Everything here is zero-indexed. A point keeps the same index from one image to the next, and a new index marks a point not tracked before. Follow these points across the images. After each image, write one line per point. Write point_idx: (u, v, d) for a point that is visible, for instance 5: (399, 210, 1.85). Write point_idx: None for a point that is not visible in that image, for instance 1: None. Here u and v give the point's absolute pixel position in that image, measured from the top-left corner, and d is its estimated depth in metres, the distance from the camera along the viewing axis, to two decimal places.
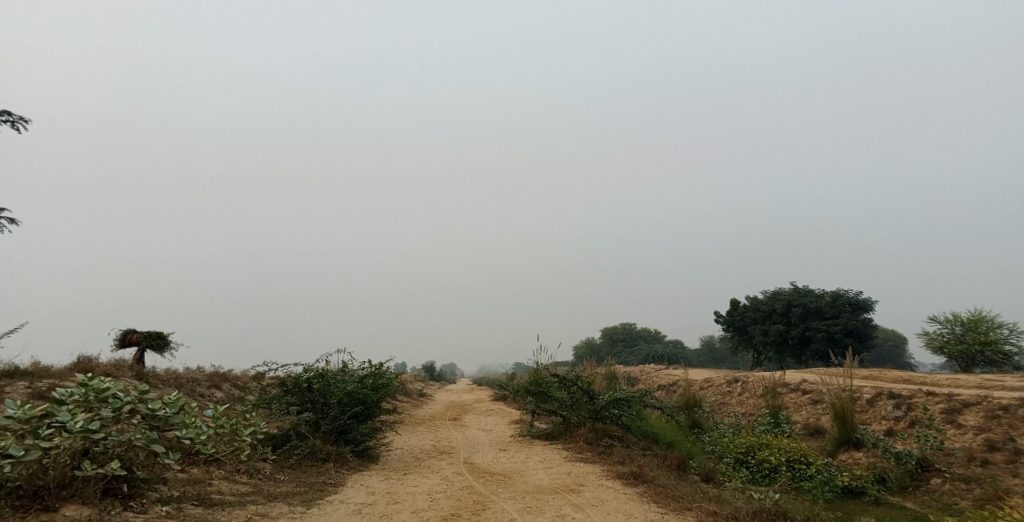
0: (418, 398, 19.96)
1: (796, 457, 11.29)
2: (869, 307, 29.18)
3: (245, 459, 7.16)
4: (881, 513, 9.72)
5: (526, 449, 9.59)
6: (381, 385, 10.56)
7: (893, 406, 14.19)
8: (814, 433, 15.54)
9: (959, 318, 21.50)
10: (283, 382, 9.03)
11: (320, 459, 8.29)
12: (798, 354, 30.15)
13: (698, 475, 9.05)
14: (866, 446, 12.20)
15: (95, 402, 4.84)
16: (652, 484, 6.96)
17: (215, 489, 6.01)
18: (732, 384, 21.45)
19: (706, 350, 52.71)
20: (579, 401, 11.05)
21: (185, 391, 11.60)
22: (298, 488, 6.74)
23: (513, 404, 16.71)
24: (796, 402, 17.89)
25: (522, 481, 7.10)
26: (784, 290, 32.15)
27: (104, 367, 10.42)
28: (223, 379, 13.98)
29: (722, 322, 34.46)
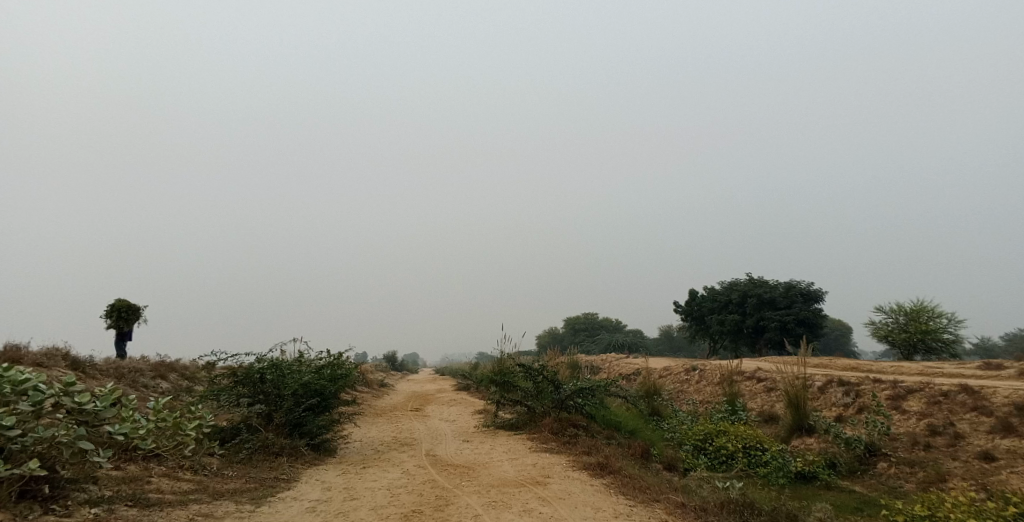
0: (378, 388, 19.51)
1: (753, 443, 11.42)
2: (820, 297, 30.02)
3: (190, 455, 6.71)
4: (832, 497, 9.89)
5: (489, 440, 9.36)
6: (338, 375, 10.14)
7: (842, 393, 14.53)
8: (768, 420, 15.83)
9: (903, 308, 22.23)
10: (234, 372, 8.53)
11: (272, 453, 7.85)
12: (752, 343, 30.83)
13: (660, 464, 9.01)
14: (818, 432, 12.43)
15: (13, 395, 4.35)
16: (618, 475, 6.81)
17: (153, 488, 5.54)
18: (690, 372, 21.72)
19: (664, 338, 53.61)
20: (543, 390, 10.86)
21: (127, 383, 10.95)
22: (247, 485, 6.33)
23: (475, 393, 16.48)
24: (752, 390, 18.19)
25: (486, 474, 6.85)
26: (740, 280, 32.78)
27: (35, 358, 9.69)
28: (170, 370, 13.28)
29: (680, 311, 34.99)
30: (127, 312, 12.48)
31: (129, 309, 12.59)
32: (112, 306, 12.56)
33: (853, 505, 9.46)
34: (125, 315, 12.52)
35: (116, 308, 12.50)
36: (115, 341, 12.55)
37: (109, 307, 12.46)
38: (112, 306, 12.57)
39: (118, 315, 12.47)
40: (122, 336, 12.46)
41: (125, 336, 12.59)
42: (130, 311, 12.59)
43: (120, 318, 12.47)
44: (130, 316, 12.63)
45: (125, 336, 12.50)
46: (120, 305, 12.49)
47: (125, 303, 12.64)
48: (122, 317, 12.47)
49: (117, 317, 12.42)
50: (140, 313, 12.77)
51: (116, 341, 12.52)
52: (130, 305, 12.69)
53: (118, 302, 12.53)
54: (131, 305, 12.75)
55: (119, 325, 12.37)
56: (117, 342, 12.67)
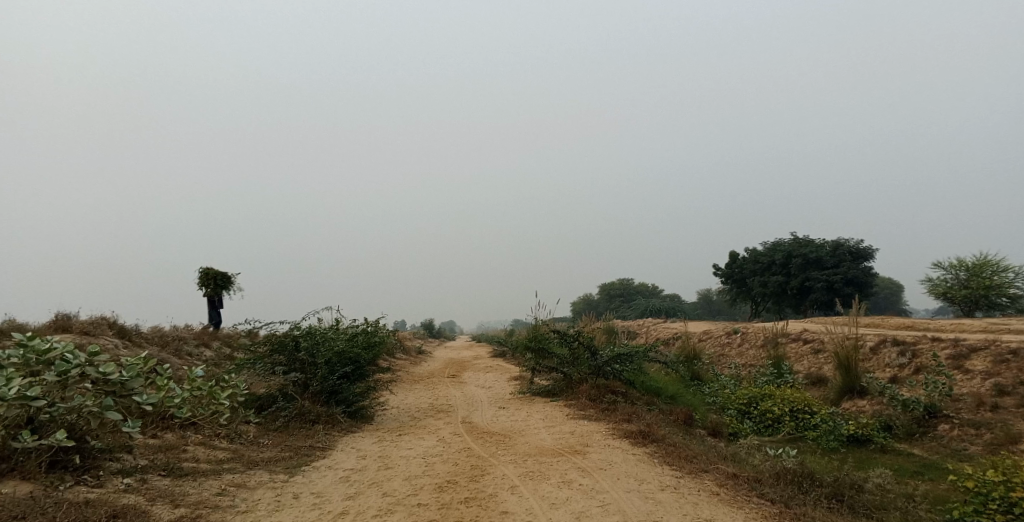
0: (416, 355, 19.61)
1: (801, 406, 10.99)
2: (870, 256, 28.74)
3: (225, 424, 6.69)
4: (889, 462, 9.39)
5: (526, 406, 9.17)
6: (372, 343, 10.09)
7: (897, 353, 13.83)
8: (816, 383, 15.25)
9: (964, 264, 21.04)
10: (269, 341, 8.53)
11: (309, 420, 7.81)
12: (797, 304, 29.84)
13: (704, 430, 8.70)
14: (872, 394, 11.84)
15: (38, 365, 4.31)
16: (662, 444, 6.49)
17: (188, 457, 5.49)
18: (732, 335, 21.12)
19: (703, 302, 52.64)
20: (579, 356, 10.58)
21: (171, 352, 11.13)
22: (282, 454, 6.27)
23: (512, 360, 16.36)
24: (797, 353, 17.57)
25: (523, 442, 6.64)
26: (785, 240, 31.60)
27: (82, 326, 9.90)
28: (212, 338, 13.52)
29: (721, 274, 34.06)
30: (220, 279, 12.68)
31: (221, 277, 12.81)
32: (204, 274, 12.72)
33: (912, 469, 8.97)
34: (219, 283, 12.72)
35: (208, 275, 12.67)
36: (208, 308, 12.79)
37: (202, 276, 12.61)
38: (205, 273, 12.73)
39: (210, 283, 12.67)
40: (214, 303, 12.66)
41: (217, 303, 12.81)
42: (223, 280, 12.80)
43: (213, 286, 12.69)
44: (221, 285, 12.86)
45: (217, 303, 12.72)
46: (215, 274, 12.71)
47: (217, 272, 12.84)
48: (216, 287, 12.68)
49: (211, 286, 12.63)
50: (231, 281, 12.98)
51: (209, 308, 12.73)
52: (222, 274, 12.89)
53: (212, 271, 12.70)
54: (222, 273, 12.94)
55: (214, 294, 12.59)
56: (210, 309, 12.94)
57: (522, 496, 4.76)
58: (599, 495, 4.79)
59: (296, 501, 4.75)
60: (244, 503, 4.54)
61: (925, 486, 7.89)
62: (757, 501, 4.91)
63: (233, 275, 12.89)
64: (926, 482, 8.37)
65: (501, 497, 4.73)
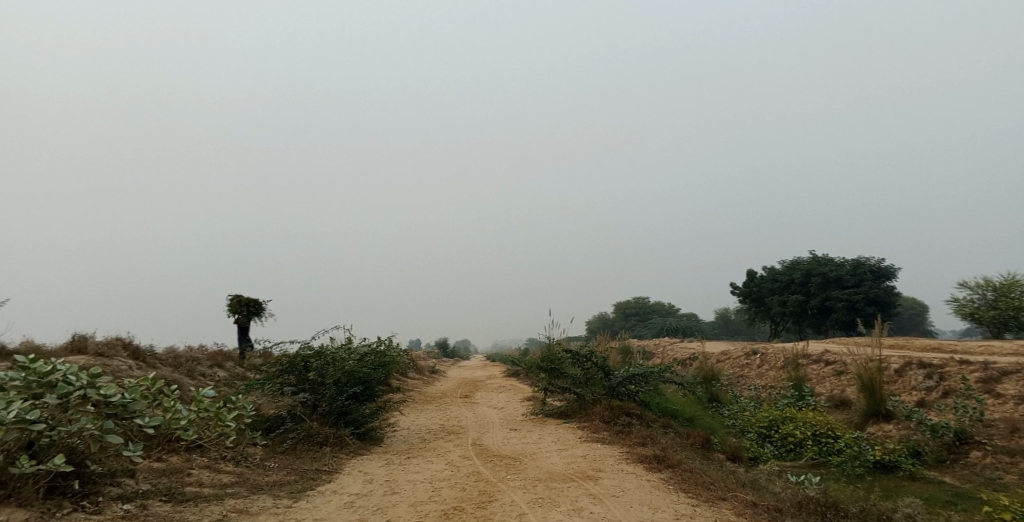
0: (429, 376, 19.47)
1: (823, 430, 10.66)
2: (892, 275, 28.17)
3: (232, 446, 6.60)
4: (918, 490, 9.00)
5: (538, 429, 8.97)
6: (382, 363, 9.98)
7: (923, 376, 13.40)
8: (839, 405, 14.82)
9: (992, 283, 20.49)
10: (279, 361, 8.48)
11: (317, 442, 7.69)
12: (817, 324, 29.26)
13: (723, 455, 8.44)
14: (898, 418, 11.45)
15: (40, 388, 4.25)
16: (677, 469, 6.26)
17: (191, 481, 5.39)
18: (750, 356, 20.72)
19: (721, 322, 51.93)
20: (593, 377, 10.37)
21: (183, 372, 11.12)
22: (287, 477, 6.15)
23: (525, 380, 16.15)
24: (818, 374, 17.14)
25: (533, 466, 6.46)
26: (803, 259, 31.13)
27: (96, 346, 9.94)
28: (225, 358, 13.52)
29: (738, 293, 33.59)
30: (252, 306, 12.68)
31: (254, 304, 12.82)
32: (236, 299, 12.72)
33: (943, 498, 8.58)
34: (251, 309, 12.72)
35: (240, 301, 12.66)
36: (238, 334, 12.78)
37: (234, 301, 12.58)
38: (237, 299, 12.75)
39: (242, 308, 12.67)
40: (244, 330, 12.66)
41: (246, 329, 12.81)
42: (255, 307, 12.81)
43: (244, 312, 12.70)
44: (252, 312, 12.85)
45: (247, 329, 12.72)
46: (247, 300, 12.72)
47: (250, 298, 12.86)
48: (248, 314, 12.70)
49: (243, 311, 12.63)
50: (263, 308, 13.00)
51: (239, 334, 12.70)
52: (254, 301, 12.91)
53: (244, 297, 12.69)
54: (253, 300, 12.94)
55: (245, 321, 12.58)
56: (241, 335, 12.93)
57: None
58: None
59: None
60: None
61: (957, 516, 7.53)
62: None
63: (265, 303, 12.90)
64: (958, 511, 8.00)
65: None
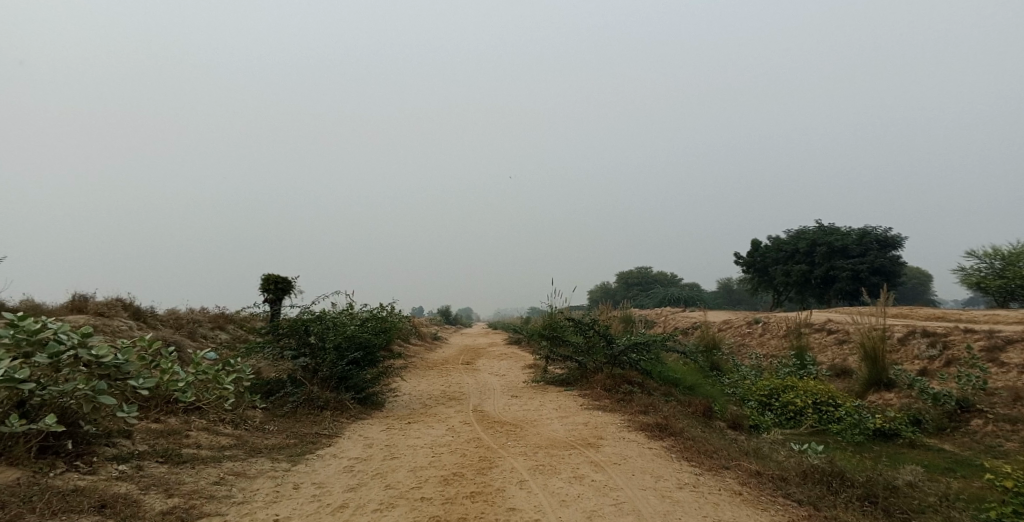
0: (432, 341, 19.50)
1: (824, 398, 10.64)
2: (898, 245, 27.93)
3: (231, 409, 6.55)
4: (917, 457, 8.98)
5: (539, 395, 8.93)
6: (384, 329, 9.90)
7: (927, 345, 13.32)
8: (840, 374, 14.80)
9: (1000, 253, 20.24)
10: (279, 325, 8.41)
11: (317, 407, 7.66)
12: (821, 294, 29.16)
13: (724, 422, 8.41)
14: (899, 387, 11.39)
15: (29, 347, 4.13)
16: (680, 438, 6.20)
17: (189, 443, 5.35)
18: (752, 325, 20.68)
19: (724, 291, 51.93)
20: (595, 345, 10.31)
21: (185, 334, 11.10)
22: (287, 440, 6.11)
23: (527, 347, 16.14)
24: (821, 343, 17.09)
25: (534, 433, 6.41)
26: (809, 228, 30.86)
27: (96, 306, 9.87)
28: (228, 321, 13.49)
29: (742, 263, 33.42)
30: (281, 284, 12.58)
31: (283, 282, 12.73)
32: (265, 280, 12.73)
33: (942, 465, 8.56)
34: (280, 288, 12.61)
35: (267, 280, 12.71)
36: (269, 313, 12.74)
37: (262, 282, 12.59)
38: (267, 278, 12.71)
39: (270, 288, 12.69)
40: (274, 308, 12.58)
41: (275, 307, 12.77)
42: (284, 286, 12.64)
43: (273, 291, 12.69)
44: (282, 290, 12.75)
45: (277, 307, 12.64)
46: (275, 279, 12.64)
47: (279, 277, 12.77)
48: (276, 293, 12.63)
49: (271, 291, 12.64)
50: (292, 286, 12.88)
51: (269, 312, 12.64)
52: (283, 279, 12.80)
53: (272, 276, 12.59)
54: (283, 279, 12.85)
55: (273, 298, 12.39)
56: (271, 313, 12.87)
57: (531, 491, 4.53)
58: (612, 492, 4.54)
59: (296, 491, 4.57)
60: (242, 494, 4.37)
61: (957, 483, 7.51)
62: (783, 501, 4.62)
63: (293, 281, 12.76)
64: (958, 478, 7.97)
65: (509, 492, 4.51)
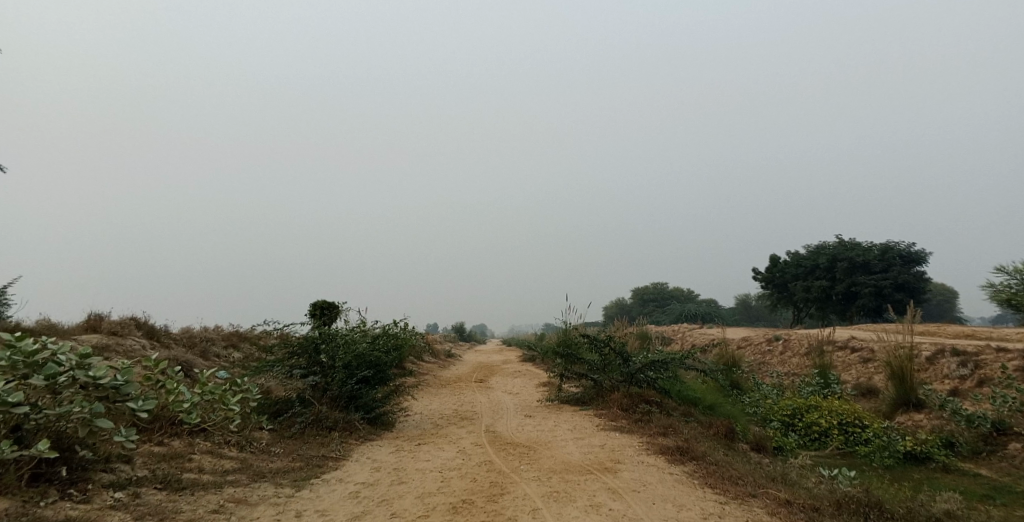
0: (446, 359, 19.29)
1: (850, 419, 10.23)
2: (922, 260, 27.27)
3: (237, 430, 6.38)
4: (951, 483, 8.52)
5: (553, 415, 8.66)
6: (395, 346, 9.72)
7: (957, 364, 12.81)
8: (866, 394, 14.30)
9: None
10: (289, 343, 8.28)
11: (326, 427, 7.47)
12: (842, 311, 28.49)
13: (747, 445, 8.07)
14: (930, 407, 10.92)
15: (25, 368, 3.98)
16: (702, 462, 5.90)
17: (191, 467, 5.17)
18: (772, 342, 20.19)
19: (742, 307, 51.13)
20: (611, 363, 10.02)
21: (198, 352, 11.01)
22: (293, 464, 5.92)
23: (542, 365, 15.86)
24: (844, 361, 16.58)
25: (549, 456, 6.14)
26: (828, 244, 30.30)
27: (109, 325, 9.83)
28: (241, 339, 13.40)
29: (760, 279, 32.85)
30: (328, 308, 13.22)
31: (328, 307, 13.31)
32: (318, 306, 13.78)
33: (979, 491, 8.11)
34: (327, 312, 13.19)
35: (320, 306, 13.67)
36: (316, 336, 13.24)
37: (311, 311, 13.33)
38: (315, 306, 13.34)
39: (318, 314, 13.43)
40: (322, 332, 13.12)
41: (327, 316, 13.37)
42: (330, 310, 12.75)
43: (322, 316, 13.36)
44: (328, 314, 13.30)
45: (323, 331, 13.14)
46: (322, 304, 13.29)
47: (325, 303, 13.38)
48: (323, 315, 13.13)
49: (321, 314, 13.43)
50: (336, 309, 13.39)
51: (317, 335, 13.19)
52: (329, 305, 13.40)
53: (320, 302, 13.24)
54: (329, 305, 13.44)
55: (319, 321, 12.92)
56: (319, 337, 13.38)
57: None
58: None
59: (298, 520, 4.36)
60: None
61: (997, 512, 7.07)
62: None
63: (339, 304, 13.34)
64: (998, 507, 7.52)
65: None
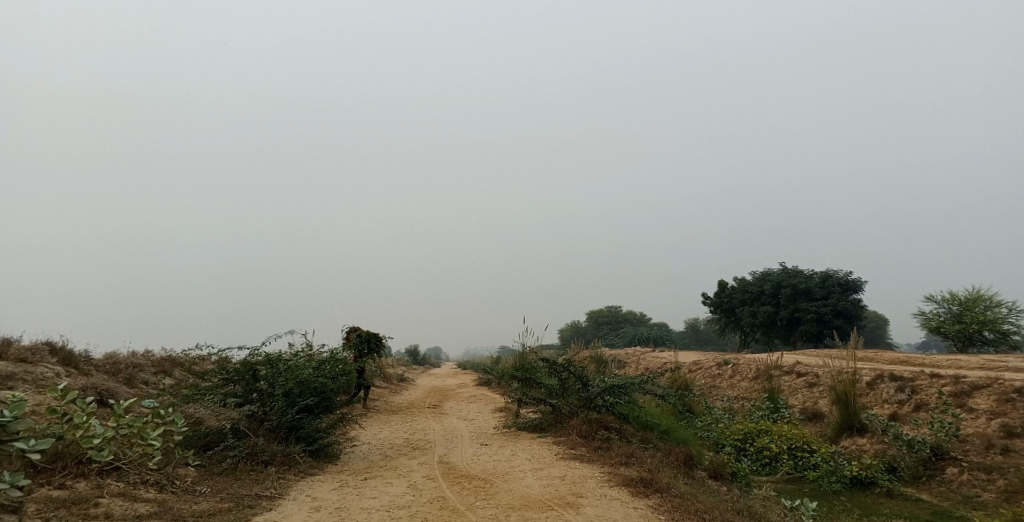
0: (397, 384, 18.57)
1: (800, 443, 10.23)
2: (859, 288, 28.33)
3: (156, 469, 5.72)
4: (897, 508, 8.54)
5: (510, 443, 8.23)
6: (342, 371, 9.11)
7: (895, 389, 13.07)
8: (812, 418, 14.46)
9: (956, 298, 20.53)
10: (224, 369, 7.61)
11: (261, 462, 6.83)
12: (786, 336, 29.20)
13: (704, 472, 7.87)
14: (872, 431, 11.00)
15: None
16: (666, 495, 5.61)
17: (96, 513, 4.53)
18: (722, 366, 20.31)
19: (690, 331, 51.97)
20: (569, 387, 9.69)
21: (122, 380, 10.07)
22: (221, 505, 5.30)
23: (496, 389, 15.41)
24: (791, 385, 16.79)
25: (505, 491, 5.73)
26: (773, 270, 31.17)
27: (20, 350, 8.86)
28: (174, 365, 12.43)
29: (709, 303, 33.41)
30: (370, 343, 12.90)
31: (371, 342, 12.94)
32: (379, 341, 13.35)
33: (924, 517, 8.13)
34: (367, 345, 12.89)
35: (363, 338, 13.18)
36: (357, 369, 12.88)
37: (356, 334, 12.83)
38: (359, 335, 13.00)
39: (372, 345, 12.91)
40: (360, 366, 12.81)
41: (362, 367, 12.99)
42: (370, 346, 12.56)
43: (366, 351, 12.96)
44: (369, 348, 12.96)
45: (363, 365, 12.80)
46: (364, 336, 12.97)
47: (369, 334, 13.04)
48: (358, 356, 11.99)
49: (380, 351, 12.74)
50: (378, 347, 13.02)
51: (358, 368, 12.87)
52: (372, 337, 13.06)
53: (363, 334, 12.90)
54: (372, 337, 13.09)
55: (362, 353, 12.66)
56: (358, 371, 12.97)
57: None
58: None
59: None
60: None
61: None
62: None
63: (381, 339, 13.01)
64: None
65: None
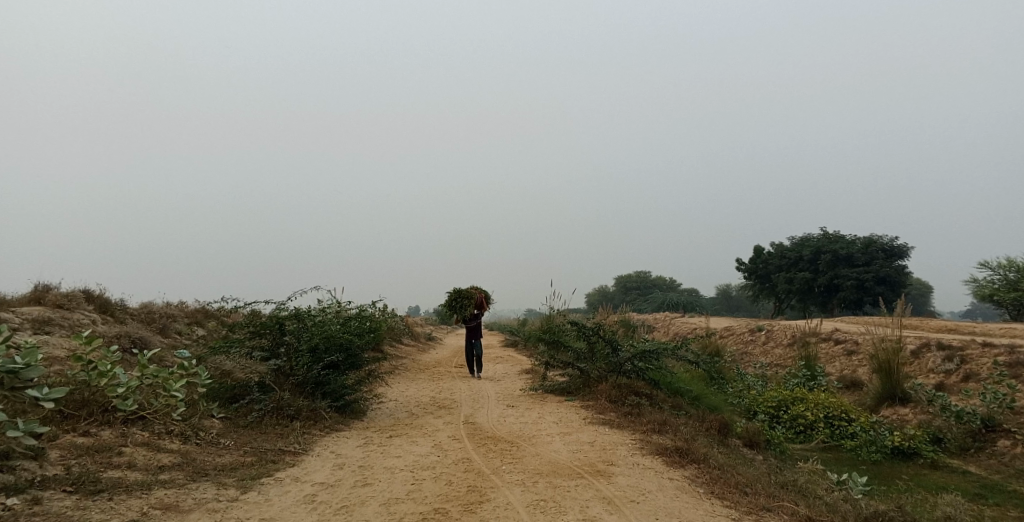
0: (427, 343, 18.54)
1: (837, 413, 9.82)
2: (905, 254, 27.14)
3: (182, 419, 5.66)
4: (942, 480, 8.13)
5: (537, 406, 8.03)
6: (369, 328, 8.97)
7: (942, 358, 12.44)
8: (851, 387, 13.93)
9: (1014, 265, 19.41)
10: (252, 323, 7.52)
11: (287, 416, 6.76)
12: (824, 303, 28.30)
13: (739, 440, 7.55)
14: (916, 401, 10.46)
15: None
16: (704, 466, 5.32)
17: (119, 462, 4.44)
18: (756, 332, 19.79)
19: (722, 297, 51.05)
20: (598, 351, 9.39)
21: (156, 329, 10.16)
22: (244, 458, 5.23)
23: (524, 351, 15.26)
24: (828, 353, 16.21)
25: (533, 455, 5.51)
26: (813, 235, 30.08)
27: (57, 296, 8.95)
28: (207, 316, 12.52)
29: (744, 269, 32.56)
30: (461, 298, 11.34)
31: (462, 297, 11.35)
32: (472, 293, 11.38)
33: (971, 490, 7.68)
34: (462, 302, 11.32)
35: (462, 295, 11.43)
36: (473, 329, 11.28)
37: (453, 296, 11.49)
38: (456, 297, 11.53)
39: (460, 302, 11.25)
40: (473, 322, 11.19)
41: (476, 329, 11.00)
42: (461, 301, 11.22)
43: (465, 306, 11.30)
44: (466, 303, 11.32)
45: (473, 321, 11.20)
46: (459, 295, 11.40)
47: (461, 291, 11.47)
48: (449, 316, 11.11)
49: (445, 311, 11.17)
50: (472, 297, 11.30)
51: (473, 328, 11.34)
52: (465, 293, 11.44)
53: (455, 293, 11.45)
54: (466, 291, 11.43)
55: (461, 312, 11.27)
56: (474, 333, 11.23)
57: None
58: None
59: None
60: None
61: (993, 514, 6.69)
62: None
63: (468, 288, 11.31)
64: (989, 506, 7.14)
65: None
